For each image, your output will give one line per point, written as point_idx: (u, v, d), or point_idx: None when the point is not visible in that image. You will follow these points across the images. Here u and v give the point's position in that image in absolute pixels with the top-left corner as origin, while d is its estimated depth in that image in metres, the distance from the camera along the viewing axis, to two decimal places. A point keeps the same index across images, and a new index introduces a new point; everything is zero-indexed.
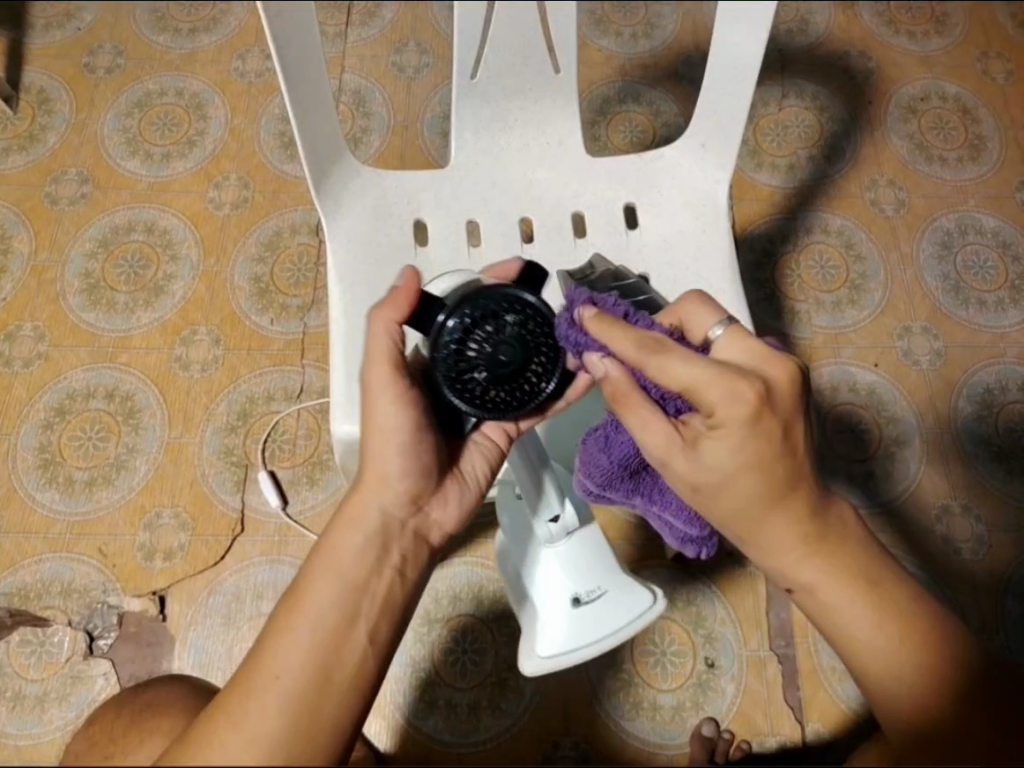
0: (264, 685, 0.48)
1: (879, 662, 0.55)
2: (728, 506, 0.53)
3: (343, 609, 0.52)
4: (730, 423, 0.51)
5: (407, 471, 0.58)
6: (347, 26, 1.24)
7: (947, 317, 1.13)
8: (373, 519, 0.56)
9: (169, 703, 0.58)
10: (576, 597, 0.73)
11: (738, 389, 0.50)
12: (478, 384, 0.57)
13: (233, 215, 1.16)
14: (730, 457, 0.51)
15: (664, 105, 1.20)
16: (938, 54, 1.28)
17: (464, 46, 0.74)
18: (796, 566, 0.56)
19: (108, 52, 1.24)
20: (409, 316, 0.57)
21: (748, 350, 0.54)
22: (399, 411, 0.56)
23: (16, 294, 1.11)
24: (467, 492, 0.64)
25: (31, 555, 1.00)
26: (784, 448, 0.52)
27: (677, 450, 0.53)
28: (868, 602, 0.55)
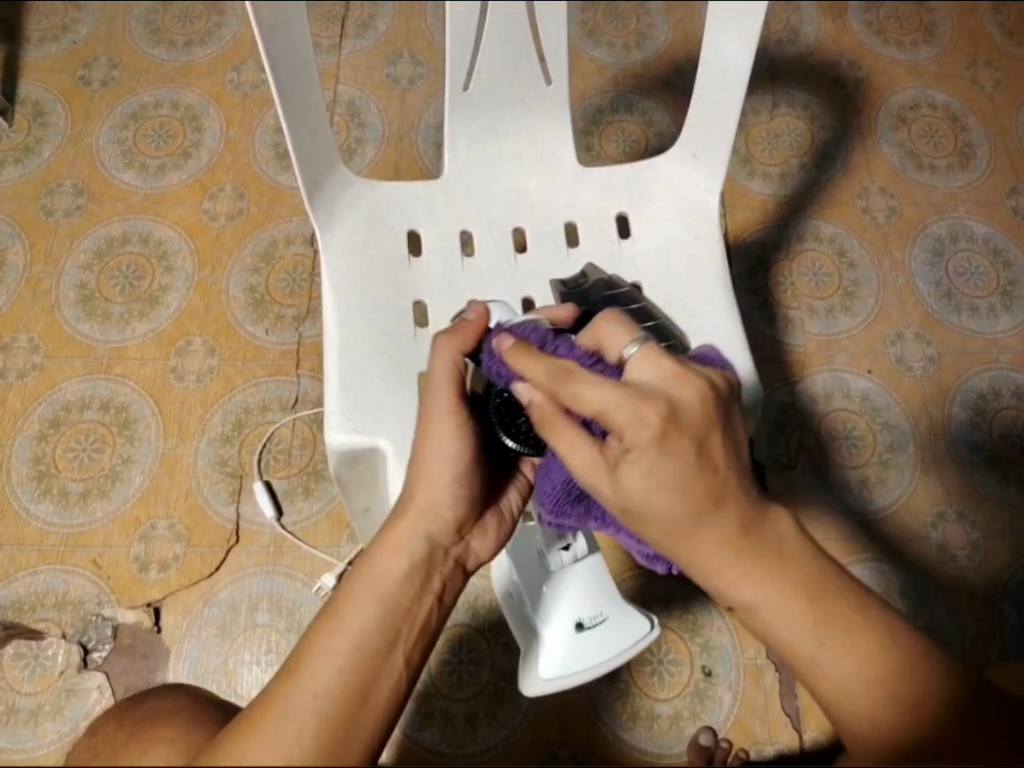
0: (301, 701, 0.47)
1: (834, 681, 0.51)
2: (661, 527, 0.51)
3: (382, 630, 0.53)
4: (641, 445, 0.48)
5: (455, 500, 0.60)
6: (341, 38, 1.25)
7: (939, 323, 1.13)
8: (419, 543, 0.58)
9: (169, 716, 0.54)
10: (579, 622, 0.73)
11: (643, 412, 0.48)
12: (527, 421, 0.61)
13: (228, 226, 1.16)
14: (647, 483, 0.49)
15: (657, 115, 1.21)
16: (927, 63, 1.29)
17: (456, 58, 0.75)
18: (740, 585, 0.52)
19: (103, 65, 1.25)
20: (472, 350, 0.61)
21: (662, 369, 0.51)
22: (457, 442, 0.59)
23: (11, 306, 1.11)
24: (504, 525, 0.67)
25: (25, 567, 0.99)
26: (701, 464, 0.49)
27: (601, 474, 0.51)
28: (817, 616, 0.52)
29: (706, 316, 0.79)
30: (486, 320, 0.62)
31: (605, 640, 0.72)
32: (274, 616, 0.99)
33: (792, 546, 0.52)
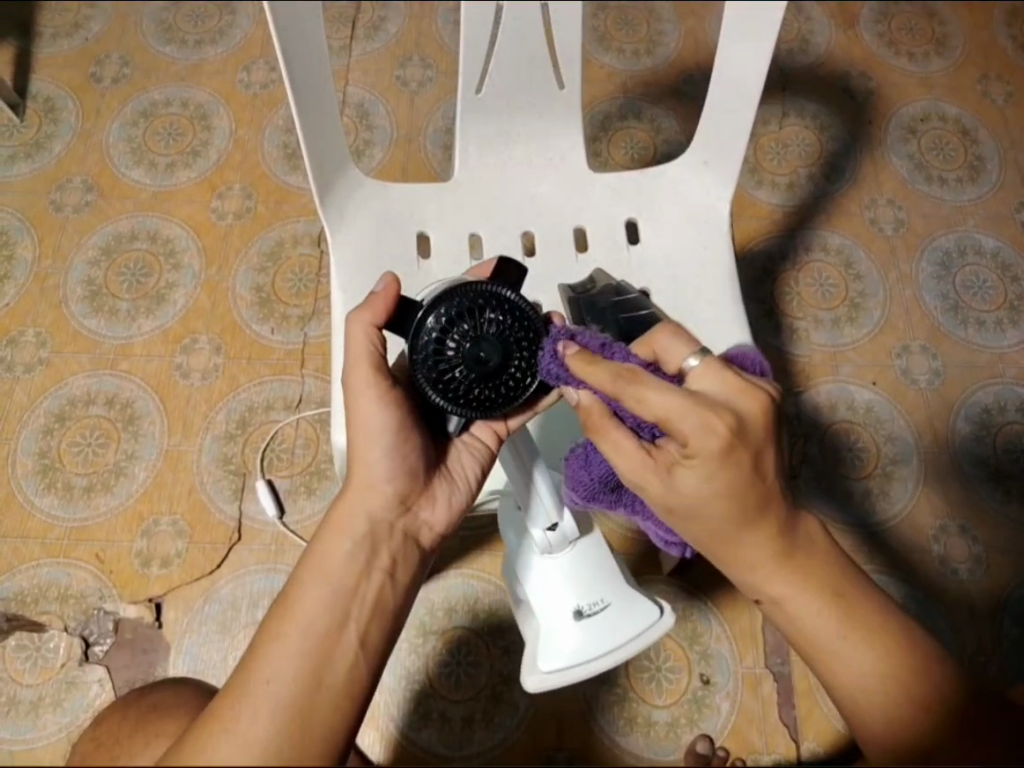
0: (255, 691, 0.50)
1: (848, 669, 0.56)
2: (705, 524, 0.55)
3: (332, 616, 0.55)
4: (705, 453, 0.51)
5: (392, 472, 0.61)
6: (351, 40, 1.25)
7: (945, 337, 1.13)
8: (360, 522, 0.60)
9: (174, 705, 0.57)
10: (578, 610, 0.70)
11: (709, 420, 0.51)
12: (459, 381, 0.58)
13: (236, 225, 1.17)
14: (703, 488, 0.53)
15: (666, 122, 1.21)
16: (939, 75, 1.29)
17: (469, 61, 0.75)
18: (765, 576, 0.57)
19: (115, 62, 1.26)
20: (385, 320, 0.60)
21: (723, 382, 0.54)
22: (380, 415, 0.60)
23: (19, 300, 1.12)
24: (456, 491, 0.67)
25: (28, 561, 1.00)
26: (753, 475, 0.53)
27: (653, 477, 0.54)
28: (838, 610, 0.57)
29: (714, 325, 0.79)
30: (396, 287, 0.60)
31: (608, 630, 0.69)
32: None
33: (819, 548, 0.57)
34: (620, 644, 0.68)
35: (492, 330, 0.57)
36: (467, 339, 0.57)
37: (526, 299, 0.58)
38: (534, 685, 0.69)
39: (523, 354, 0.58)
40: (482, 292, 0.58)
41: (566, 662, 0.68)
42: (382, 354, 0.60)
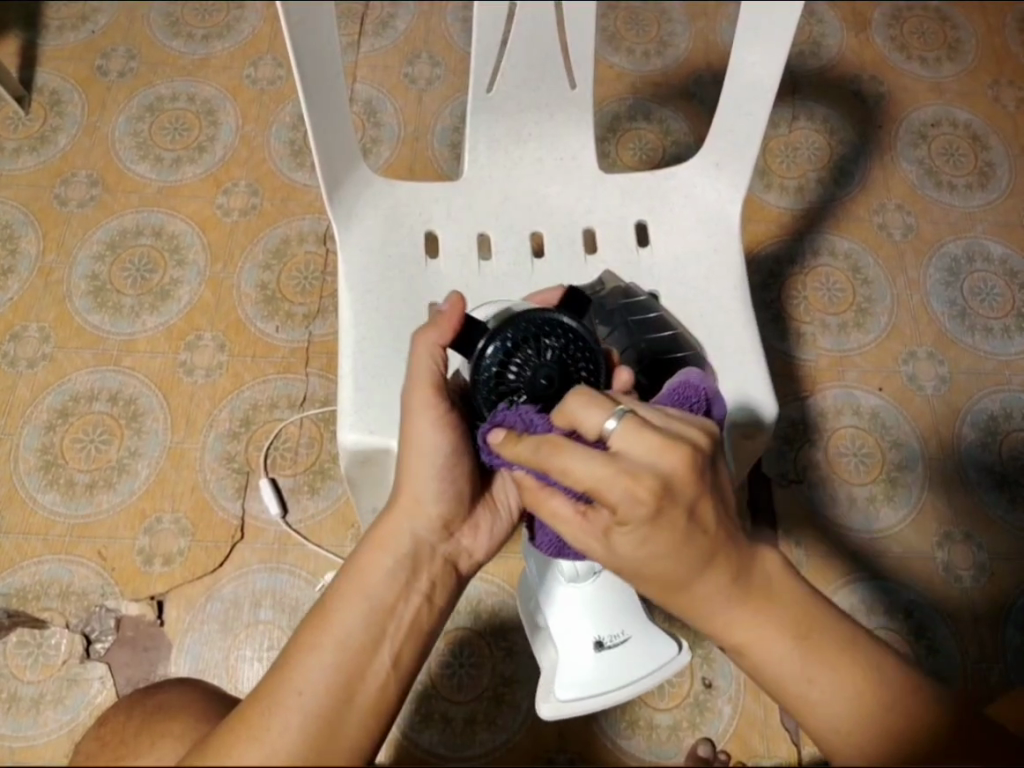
0: (289, 698, 0.50)
1: (824, 714, 0.53)
2: (657, 581, 0.53)
3: (367, 630, 0.55)
4: (636, 521, 0.49)
5: (441, 496, 0.60)
6: (360, 37, 1.24)
7: (952, 343, 1.13)
8: (403, 542, 0.59)
9: (182, 706, 0.57)
10: (599, 641, 0.73)
11: (634, 489, 0.48)
12: (518, 408, 0.58)
13: (242, 222, 1.16)
14: (641, 553, 0.51)
15: (675, 123, 1.20)
16: (949, 80, 1.29)
17: (481, 61, 0.74)
18: (728, 624, 0.55)
19: (121, 56, 1.25)
20: (450, 342, 0.60)
21: (647, 443, 0.49)
22: (436, 435, 0.59)
23: (22, 294, 1.11)
24: (496, 519, 0.66)
25: (30, 557, 1.00)
26: (690, 528, 0.50)
27: (595, 539, 0.53)
28: (802, 652, 0.54)
29: (724, 329, 0.78)
30: (463, 309, 0.60)
31: (625, 662, 0.72)
32: (277, 613, 0.99)
33: (781, 585, 0.55)
34: (637, 677, 0.71)
35: (553, 355, 0.58)
36: (529, 364, 0.58)
37: (587, 325, 0.59)
38: (548, 711, 0.73)
39: (585, 381, 0.58)
40: (541, 321, 0.60)
41: (582, 692, 0.71)
42: (443, 377, 0.59)
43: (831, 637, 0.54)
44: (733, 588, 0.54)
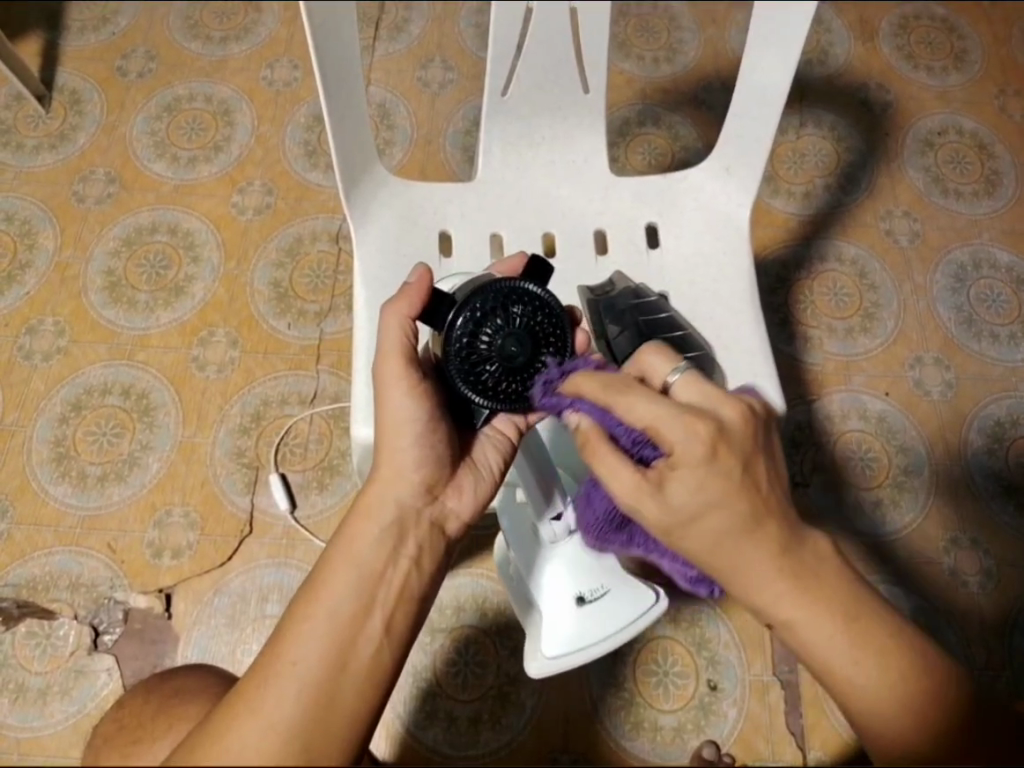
0: (280, 672, 0.50)
1: (859, 694, 0.53)
2: (702, 542, 0.51)
3: (356, 600, 0.55)
4: (690, 461, 0.50)
5: (420, 460, 0.62)
6: (374, 41, 1.27)
7: (958, 349, 1.13)
8: (388, 509, 0.60)
9: (197, 689, 0.57)
10: (580, 596, 0.75)
11: (694, 427, 0.50)
12: (491, 376, 0.61)
13: (256, 221, 1.18)
14: (696, 498, 0.50)
15: (684, 129, 1.22)
16: (956, 90, 1.30)
17: (497, 63, 0.76)
18: (775, 599, 0.52)
19: (139, 57, 1.27)
20: (420, 312, 0.62)
21: (703, 392, 0.54)
22: (412, 405, 0.61)
23: (38, 289, 1.13)
24: (480, 481, 0.67)
25: (40, 548, 1.01)
26: (745, 482, 0.50)
27: (646, 495, 0.51)
28: (848, 637, 0.53)
29: (732, 330, 0.80)
30: (429, 280, 0.62)
31: (606, 613, 0.74)
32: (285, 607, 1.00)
33: (830, 567, 0.53)
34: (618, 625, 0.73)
35: (522, 325, 0.61)
36: (501, 335, 0.60)
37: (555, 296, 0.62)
38: (537, 669, 0.74)
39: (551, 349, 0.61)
40: (508, 289, 0.62)
41: (570, 646, 0.73)
42: (412, 343, 0.61)
43: (878, 623, 0.53)
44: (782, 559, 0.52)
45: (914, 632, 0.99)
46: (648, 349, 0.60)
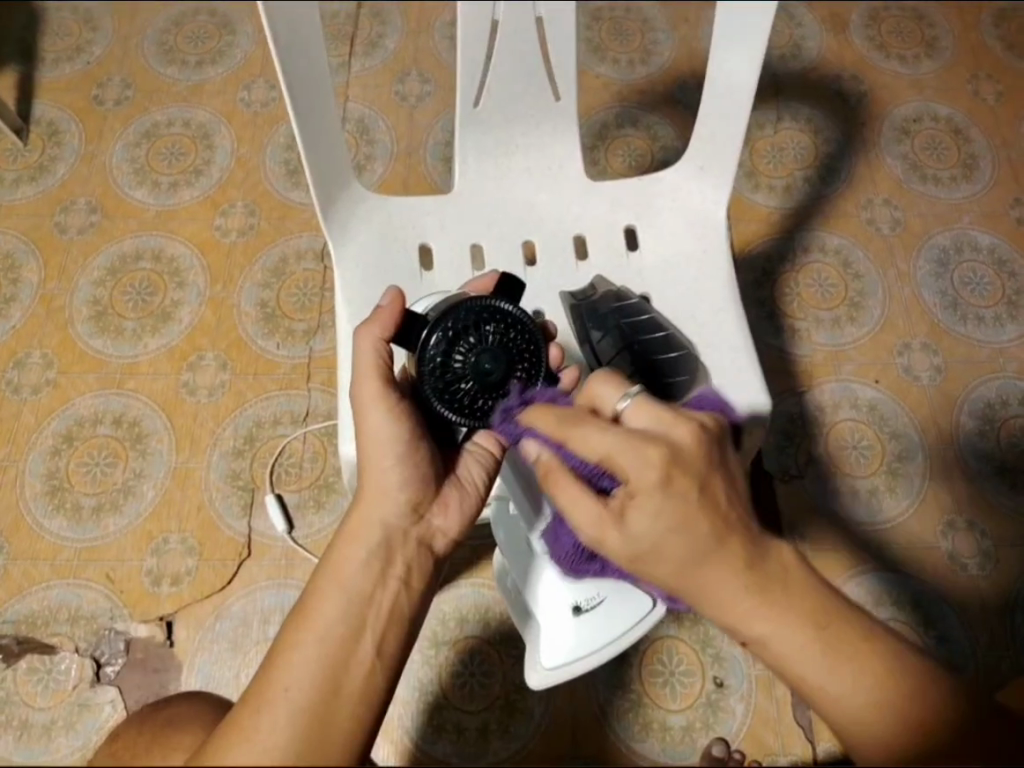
0: (273, 698, 0.50)
1: (838, 701, 0.54)
2: (669, 567, 0.54)
3: (347, 623, 0.55)
4: (646, 487, 0.52)
5: (404, 480, 0.62)
6: (350, 57, 1.27)
7: (946, 334, 1.14)
8: (374, 530, 0.60)
9: (190, 721, 0.57)
10: (577, 606, 0.77)
11: (646, 454, 0.52)
12: (467, 393, 0.62)
13: (240, 243, 1.18)
14: (656, 526, 0.52)
15: (662, 129, 1.22)
16: (929, 77, 1.31)
17: (467, 76, 0.76)
18: (743, 615, 0.55)
19: (116, 85, 1.27)
20: (393, 333, 0.62)
21: (655, 416, 0.55)
22: (391, 425, 0.61)
23: (24, 322, 1.12)
24: (467, 498, 0.67)
25: (38, 582, 1.00)
26: (703, 503, 0.53)
27: (610, 526, 0.54)
28: (824, 645, 0.54)
29: (715, 328, 0.80)
30: (401, 301, 0.63)
31: (602, 622, 0.77)
32: None
33: (796, 579, 0.55)
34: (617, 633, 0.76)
35: (494, 341, 0.62)
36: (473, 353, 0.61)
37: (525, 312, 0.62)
38: (538, 681, 0.79)
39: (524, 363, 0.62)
40: (479, 306, 0.63)
41: (571, 657, 0.77)
42: (387, 364, 0.62)
43: (852, 629, 0.55)
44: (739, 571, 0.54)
45: (917, 617, 0.99)
46: (598, 377, 0.60)
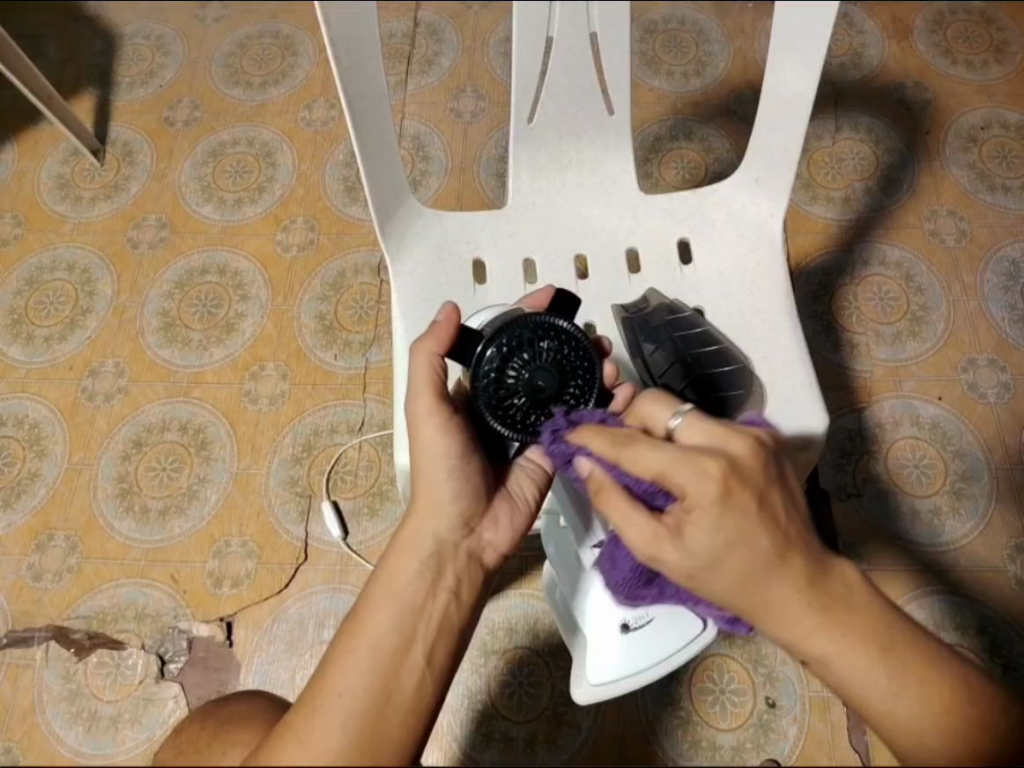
0: (327, 705, 0.53)
1: (897, 721, 0.55)
2: (727, 582, 0.53)
3: (399, 633, 0.57)
4: (705, 503, 0.51)
5: (456, 492, 0.63)
6: (407, 75, 1.30)
7: (1014, 349, 1.10)
8: (427, 542, 0.61)
9: (249, 718, 0.59)
10: (625, 624, 0.77)
11: (704, 468, 0.51)
12: (520, 409, 0.62)
13: (300, 258, 1.21)
14: (715, 541, 0.51)
15: (717, 142, 1.21)
16: (998, 83, 1.26)
17: (520, 92, 0.77)
18: (805, 634, 0.54)
19: (186, 107, 1.33)
20: (449, 349, 0.64)
21: (709, 430, 0.55)
22: (443, 439, 0.62)
23: (99, 333, 1.18)
24: (517, 511, 0.67)
25: (108, 581, 1.05)
26: (762, 518, 0.52)
27: (665, 542, 0.53)
28: (887, 667, 0.54)
29: (769, 342, 0.79)
30: (456, 317, 0.64)
31: (652, 641, 0.77)
32: None
33: (857, 597, 0.54)
34: (664, 652, 0.77)
35: (549, 358, 0.62)
36: (526, 369, 0.61)
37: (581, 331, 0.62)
38: (585, 695, 0.80)
39: (577, 381, 0.62)
40: (536, 324, 0.63)
41: (618, 673, 0.78)
42: (443, 380, 0.63)
43: (912, 652, 0.55)
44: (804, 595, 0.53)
45: (981, 643, 0.96)
46: (644, 398, 0.61)
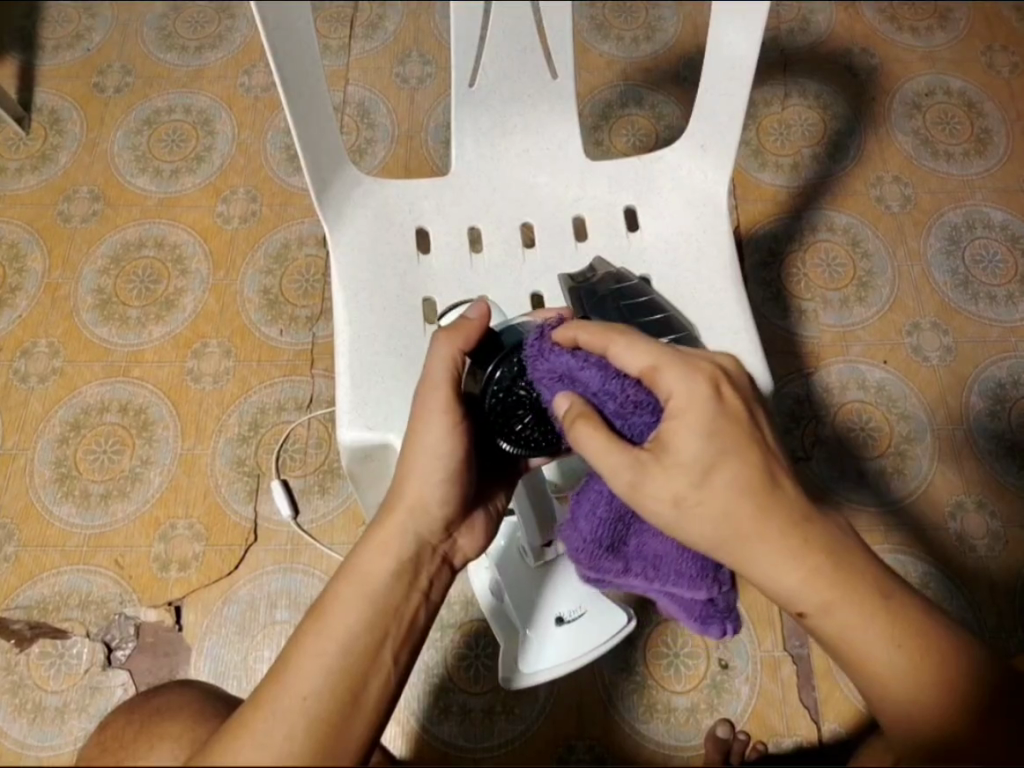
0: (289, 707, 0.48)
1: (890, 681, 0.52)
2: None
3: (371, 634, 0.53)
4: (694, 405, 0.51)
5: (445, 496, 0.59)
6: (350, 39, 1.26)
7: (956, 312, 1.12)
8: (407, 543, 0.58)
9: (181, 707, 0.56)
10: (560, 616, 0.85)
11: (693, 372, 0.52)
12: (523, 425, 0.58)
13: (242, 229, 1.18)
14: (706, 444, 0.50)
15: (667, 108, 1.21)
16: (941, 49, 1.28)
17: (461, 55, 0.75)
18: (804, 581, 0.51)
19: (117, 72, 1.27)
20: (471, 349, 0.59)
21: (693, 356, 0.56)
22: (448, 442, 0.58)
23: (31, 312, 1.13)
24: (491, 524, 0.66)
25: (48, 568, 1.01)
26: (751, 432, 0.52)
27: (651, 462, 0.51)
28: (889, 619, 0.52)
29: (715, 307, 0.78)
30: (488, 317, 0.61)
31: (584, 633, 0.85)
32: (293, 613, 1.00)
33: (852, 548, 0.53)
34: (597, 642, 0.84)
35: None
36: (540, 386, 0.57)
37: None
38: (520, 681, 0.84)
39: None
40: None
41: (551, 661, 0.84)
42: (457, 382, 0.58)
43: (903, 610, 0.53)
44: (792, 531, 0.51)
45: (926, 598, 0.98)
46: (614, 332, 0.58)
